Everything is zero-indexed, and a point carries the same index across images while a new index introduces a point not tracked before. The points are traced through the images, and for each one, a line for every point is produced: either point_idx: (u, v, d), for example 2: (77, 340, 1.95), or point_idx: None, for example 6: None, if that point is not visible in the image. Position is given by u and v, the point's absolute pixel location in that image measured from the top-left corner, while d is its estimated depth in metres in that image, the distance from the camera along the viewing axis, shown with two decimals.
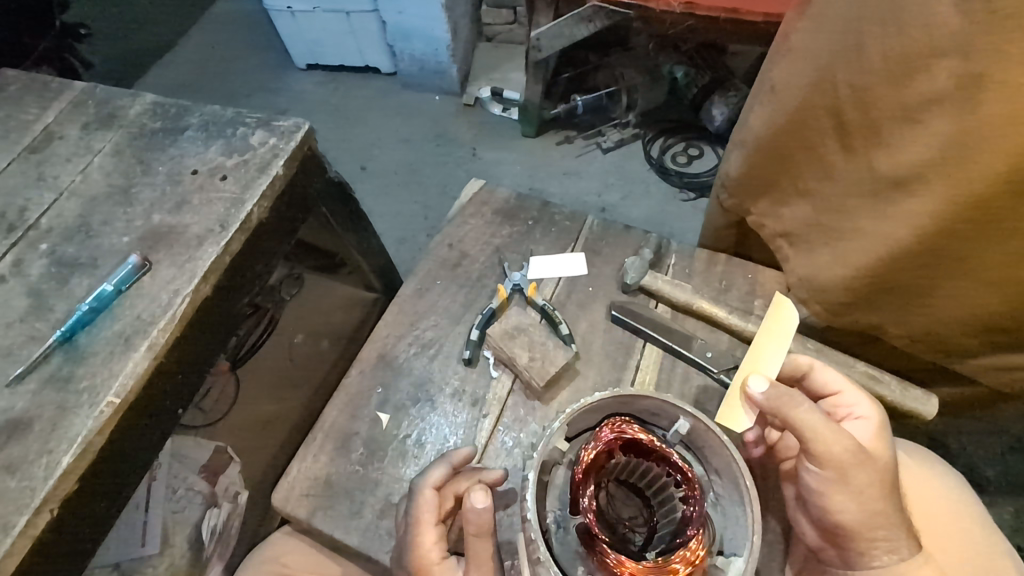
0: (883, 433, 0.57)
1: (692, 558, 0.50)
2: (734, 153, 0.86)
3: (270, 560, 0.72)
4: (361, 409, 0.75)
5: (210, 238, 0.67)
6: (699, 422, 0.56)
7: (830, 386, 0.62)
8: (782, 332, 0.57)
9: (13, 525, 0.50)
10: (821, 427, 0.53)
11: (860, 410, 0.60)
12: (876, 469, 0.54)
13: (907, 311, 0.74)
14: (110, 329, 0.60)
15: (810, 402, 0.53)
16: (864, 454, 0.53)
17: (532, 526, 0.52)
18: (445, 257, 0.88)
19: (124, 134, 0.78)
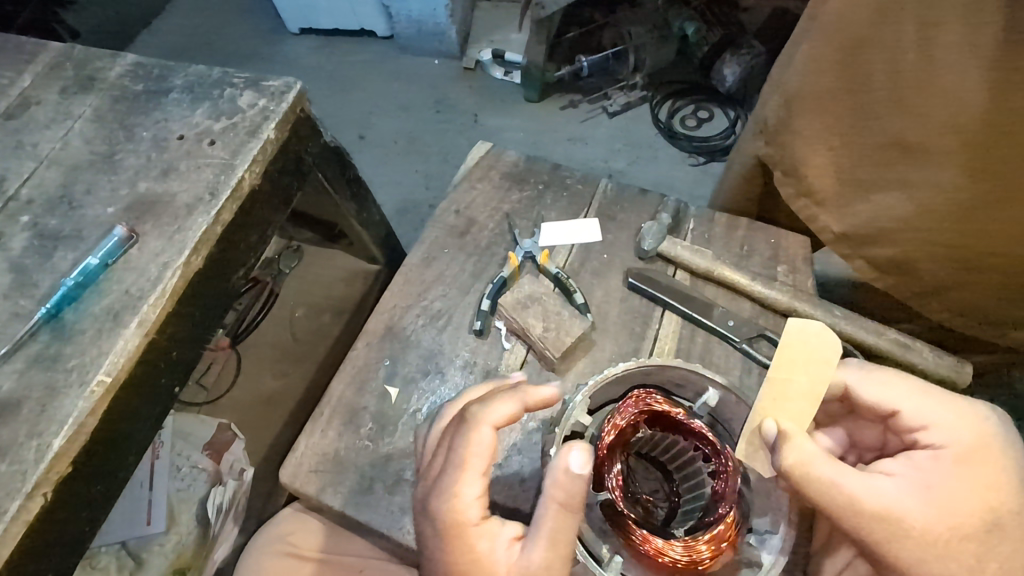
0: (954, 470, 0.48)
1: (725, 536, 0.48)
2: (773, 98, 0.80)
3: (276, 539, 0.68)
4: (369, 383, 0.72)
5: (200, 207, 0.63)
6: (730, 394, 0.54)
7: (881, 404, 0.52)
8: (811, 363, 0.47)
9: (5, 510, 0.48)
10: (845, 493, 0.46)
11: (930, 433, 0.50)
12: (938, 534, 0.46)
13: (952, 269, 0.75)
14: (99, 305, 0.57)
15: (828, 468, 0.47)
16: (906, 524, 0.46)
17: None
18: (453, 224, 0.84)
19: (105, 97, 0.73)
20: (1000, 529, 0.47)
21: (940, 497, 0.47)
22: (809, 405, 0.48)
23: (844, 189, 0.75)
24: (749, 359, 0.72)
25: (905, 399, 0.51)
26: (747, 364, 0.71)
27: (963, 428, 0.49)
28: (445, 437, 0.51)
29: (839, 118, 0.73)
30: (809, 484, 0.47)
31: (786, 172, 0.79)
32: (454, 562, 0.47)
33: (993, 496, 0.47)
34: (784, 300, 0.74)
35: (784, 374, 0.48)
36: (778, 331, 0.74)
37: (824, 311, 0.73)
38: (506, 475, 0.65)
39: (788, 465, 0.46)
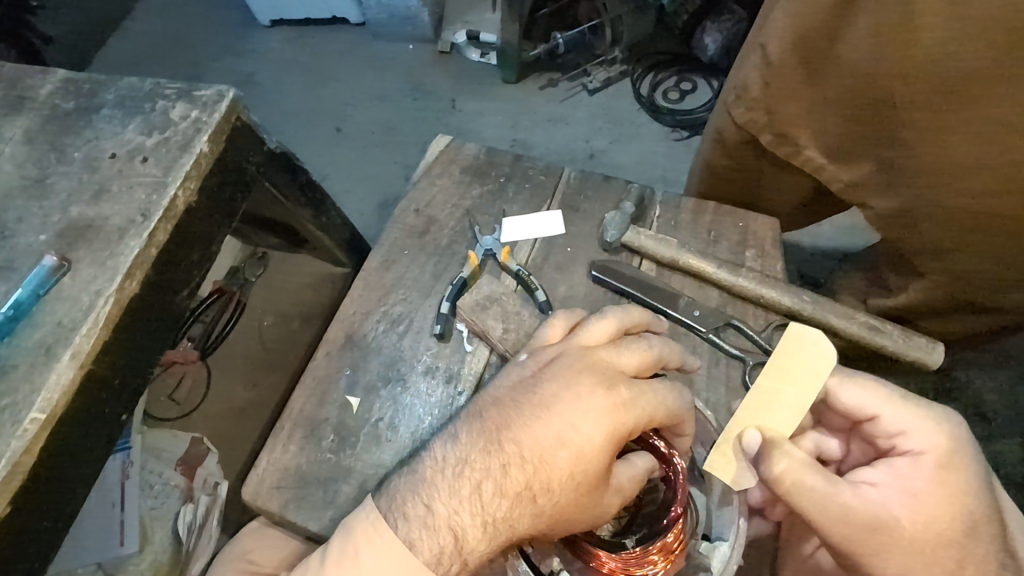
0: (937, 476, 0.46)
1: (667, 546, 0.51)
2: (752, 58, 0.75)
3: (237, 558, 0.68)
4: (330, 393, 0.69)
5: (133, 229, 0.61)
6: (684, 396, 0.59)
7: (857, 410, 0.50)
8: (807, 378, 0.48)
9: None
10: (835, 504, 0.44)
11: (908, 439, 0.48)
12: (924, 539, 0.44)
13: (952, 234, 0.70)
14: (32, 338, 0.55)
15: (811, 472, 0.45)
16: (891, 534, 0.44)
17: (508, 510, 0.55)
18: (413, 224, 0.81)
19: (35, 117, 0.70)
20: (979, 532, 0.45)
21: (924, 505, 0.45)
22: (795, 418, 0.48)
23: (839, 142, 0.74)
24: (716, 349, 0.69)
25: (883, 404, 0.49)
26: (714, 353, 0.69)
27: (939, 431, 0.47)
28: (647, 348, 0.56)
29: (825, 78, 0.70)
30: (794, 494, 0.45)
31: (778, 133, 0.77)
32: (609, 434, 0.49)
33: (974, 499, 0.45)
34: (751, 287, 0.71)
35: (774, 384, 0.49)
36: (746, 319, 0.71)
37: (791, 296, 0.70)
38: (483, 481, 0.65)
39: (777, 474, 0.45)
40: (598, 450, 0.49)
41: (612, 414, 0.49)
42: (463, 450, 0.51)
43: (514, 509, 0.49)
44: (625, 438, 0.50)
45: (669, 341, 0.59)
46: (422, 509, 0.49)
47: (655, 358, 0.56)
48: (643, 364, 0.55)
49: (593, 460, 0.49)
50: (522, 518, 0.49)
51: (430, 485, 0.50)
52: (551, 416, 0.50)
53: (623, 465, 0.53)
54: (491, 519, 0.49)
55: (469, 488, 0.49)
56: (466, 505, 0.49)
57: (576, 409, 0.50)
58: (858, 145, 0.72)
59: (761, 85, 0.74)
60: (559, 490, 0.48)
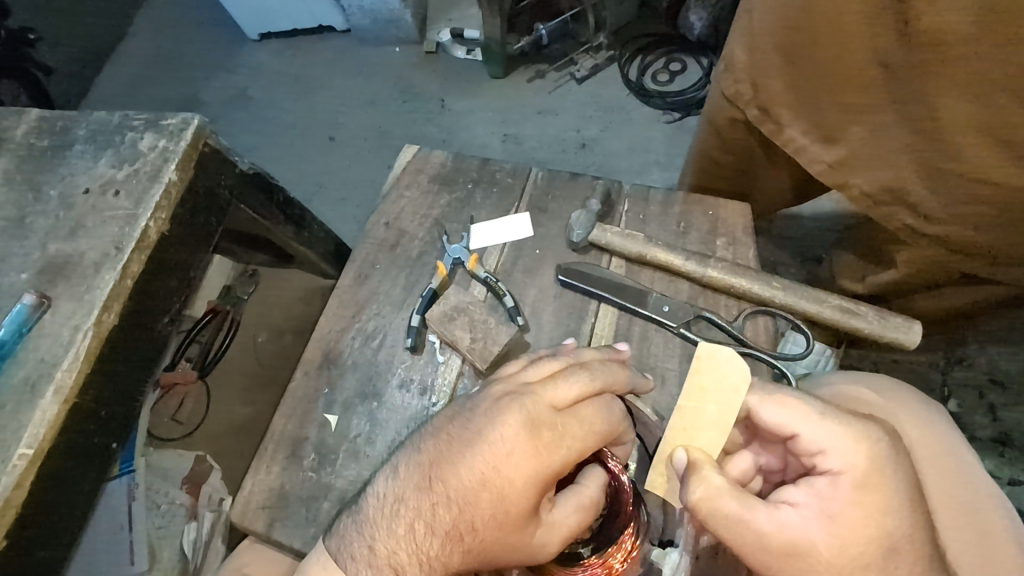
0: (856, 497, 0.44)
1: (625, 553, 0.54)
2: (738, 38, 0.75)
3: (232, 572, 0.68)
4: (310, 413, 0.70)
5: (107, 262, 0.62)
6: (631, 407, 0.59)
7: (778, 428, 0.48)
8: (726, 396, 0.48)
9: None
10: (744, 530, 0.44)
11: (827, 458, 0.46)
12: (841, 564, 0.43)
13: (950, 203, 0.66)
14: (16, 376, 0.57)
15: (726, 497, 0.45)
16: (809, 560, 0.44)
17: None
18: (383, 237, 0.80)
19: (13, 158, 0.72)
20: (901, 555, 0.43)
21: (842, 527, 0.44)
22: (720, 436, 0.48)
23: (819, 121, 0.70)
24: (689, 344, 0.69)
25: (802, 421, 0.47)
26: (687, 348, 0.68)
27: (860, 449, 0.45)
28: (588, 378, 0.54)
29: (802, 47, 0.67)
30: (705, 516, 0.45)
31: (763, 108, 0.75)
32: (531, 479, 0.49)
33: (895, 519, 0.44)
34: (720, 277, 0.70)
35: (695, 403, 0.49)
36: (718, 310, 0.71)
37: (762, 284, 0.69)
38: None
39: (694, 501, 0.45)
40: (518, 491, 0.49)
41: (532, 459, 0.49)
42: (401, 487, 0.51)
43: (445, 547, 0.49)
44: (553, 479, 0.50)
45: (619, 368, 0.56)
46: (367, 550, 0.49)
47: (597, 390, 0.54)
48: (583, 395, 0.53)
49: (515, 502, 0.49)
50: (454, 557, 0.49)
51: (373, 525, 0.50)
52: (478, 457, 0.50)
53: (570, 493, 0.53)
54: (426, 557, 0.49)
55: (405, 527, 0.49)
56: (403, 543, 0.49)
57: (499, 452, 0.49)
58: (843, 114, 0.68)
59: (747, 53, 0.73)
60: (484, 529, 0.49)
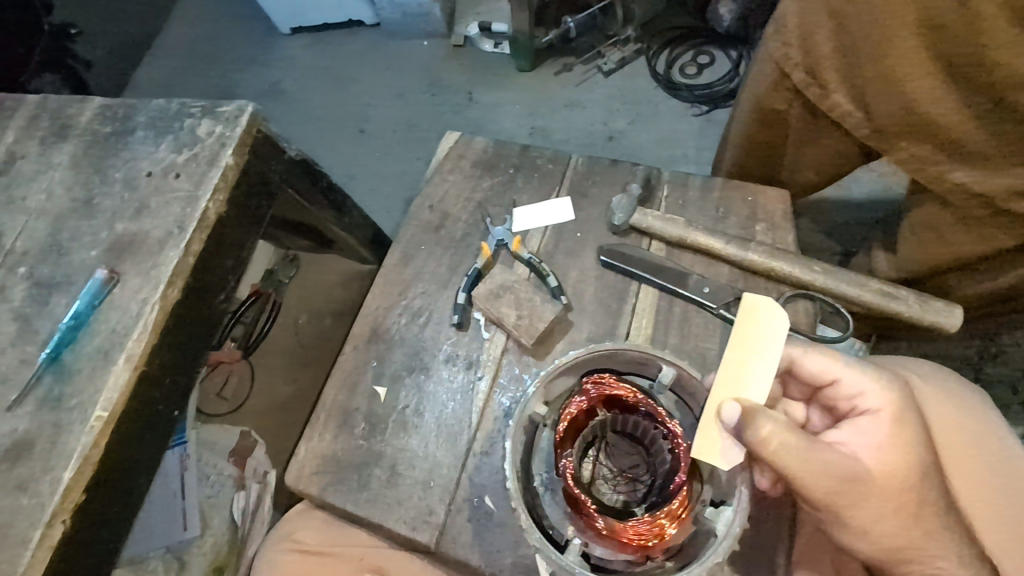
0: (894, 429, 0.52)
1: (676, 512, 0.52)
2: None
3: (285, 537, 0.73)
4: (358, 384, 0.75)
5: (171, 241, 0.66)
6: (682, 369, 0.57)
7: (822, 374, 0.56)
8: (767, 343, 0.51)
9: (29, 538, 0.53)
10: (811, 463, 0.48)
11: (866, 399, 0.54)
12: (889, 486, 0.50)
13: (1001, 157, 0.66)
14: (90, 345, 0.61)
15: (789, 428, 0.48)
16: (865, 489, 0.49)
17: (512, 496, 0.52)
18: (427, 220, 0.84)
19: (80, 143, 0.76)
20: (932, 478, 0.51)
21: (887, 455, 0.51)
22: (766, 383, 0.50)
23: (864, 89, 0.70)
24: (728, 324, 0.71)
25: (841, 369, 0.55)
26: (727, 328, 0.71)
27: (890, 391, 0.54)
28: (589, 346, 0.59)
29: (856, 14, 0.66)
30: (773, 455, 0.47)
31: (810, 75, 0.74)
32: None
33: (924, 448, 0.52)
34: (761, 260, 0.72)
35: (739, 354, 0.52)
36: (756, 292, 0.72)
37: (804, 267, 0.71)
38: (479, 440, 0.70)
39: (766, 438, 0.47)
40: None
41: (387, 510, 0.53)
42: None
43: None
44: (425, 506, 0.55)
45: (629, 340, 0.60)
46: None
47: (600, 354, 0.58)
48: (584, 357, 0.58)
49: None
50: None
51: None
52: None
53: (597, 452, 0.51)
54: None
55: None
56: None
57: None
58: (885, 82, 0.68)
59: (798, 16, 0.72)
60: None
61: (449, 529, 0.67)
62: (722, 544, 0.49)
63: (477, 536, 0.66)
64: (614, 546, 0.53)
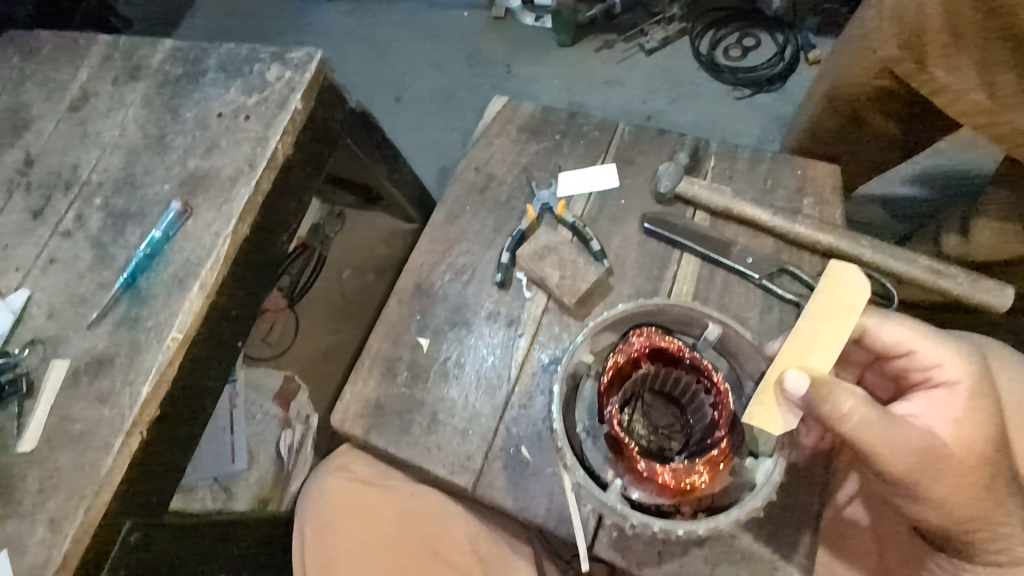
0: (969, 402, 0.54)
1: (717, 459, 0.51)
2: None
3: (337, 469, 0.79)
4: (403, 335, 0.75)
5: (242, 178, 0.69)
6: (730, 327, 0.57)
7: (897, 346, 0.56)
8: (843, 314, 0.51)
9: (111, 445, 0.58)
10: (893, 436, 0.49)
11: (943, 371, 0.55)
12: (964, 459, 0.52)
13: None
14: (166, 272, 0.64)
15: (869, 403, 0.48)
16: (943, 463, 0.51)
17: (559, 435, 0.55)
18: (473, 181, 0.84)
19: (151, 83, 0.79)
20: (1002, 449, 0.53)
21: (961, 430, 0.53)
22: (834, 353, 0.50)
23: (974, 62, 0.72)
24: (768, 295, 0.71)
25: (919, 342, 0.56)
26: (768, 300, 0.71)
27: (964, 366, 0.55)
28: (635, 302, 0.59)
29: None
30: (859, 431, 0.48)
31: (907, 49, 0.75)
32: None
33: (996, 422, 0.54)
34: (807, 234, 0.72)
35: (815, 323, 0.51)
36: (802, 265, 0.73)
37: (850, 242, 0.71)
38: (524, 386, 0.71)
39: (849, 410, 0.48)
40: None
41: None
42: None
43: None
44: None
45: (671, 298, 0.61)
46: None
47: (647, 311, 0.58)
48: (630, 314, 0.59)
49: None
50: None
51: None
52: None
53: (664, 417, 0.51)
54: None
55: None
56: None
57: None
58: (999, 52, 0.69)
59: None
60: None
61: (486, 474, 0.67)
62: (762, 490, 0.51)
63: (514, 483, 0.67)
64: (652, 490, 0.52)
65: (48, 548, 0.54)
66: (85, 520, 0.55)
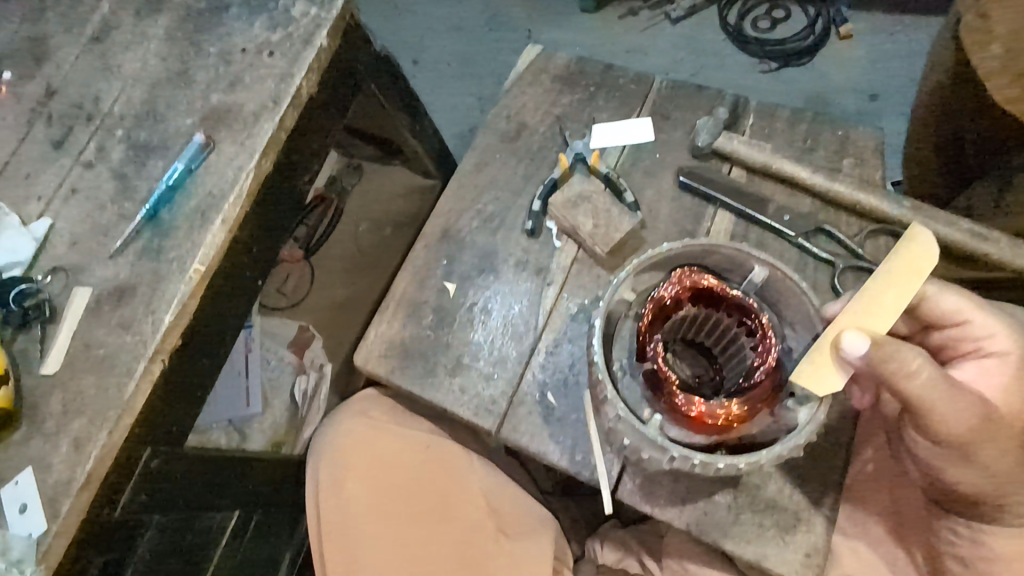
0: (1016, 371, 0.56)
1: (753, 397, 0.52)
2: None
3: (356, 413, 0.80)
4: (429, 277, 0.75)
5: (266, 113, 0.67)
6: (776, 269, 0.58)
7: (954, 314, 0.57)
8: (909, 279, 0.49)
9: (134, 370, 0.58)
10: (953, 405, 0.51)
11: (994, 342, 0.57)
12: (1012, 426, 0.55)
13: None
14: (188, 205, 0.64)
15: (929, 371, 0.50)
16: (995, 431, 0.53)
17: (600, 368, 0.56)
18: (505, 129, 0.83)
19: (173, 15, 0.77)
20: None
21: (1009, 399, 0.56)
22: (892, 318, 0.49)
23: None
24: (804, 254, 0.72)
25: (975, 313, 0.57)
26: (803, 256, 0.72)
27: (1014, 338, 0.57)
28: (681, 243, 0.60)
29: None
30: (925, 394, 0.50)
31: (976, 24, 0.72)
32: None
33: None
34: (846, 192, 0.73)
35: (880, 286, 0.49)
36: (839, 224, 0.74)
37: (890, 203, 0.72)
38: (548, 335, 0.71)
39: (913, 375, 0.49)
40: None
41: None
42: None
43: None
44: None
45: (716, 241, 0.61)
46: None
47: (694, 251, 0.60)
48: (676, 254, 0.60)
49: None
50: None
51: None
52: None
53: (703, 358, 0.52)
54: None
55: None
56: None
57: None
58: None
59: None
60: None
61: (511, 418, 0.69)
62: (805, 428, 0.52)
63: (537, 425, 0.68)
64: (691, 426, 0.54)
65: (71, 467, 0.55)
66: (106, 443, 0.56)
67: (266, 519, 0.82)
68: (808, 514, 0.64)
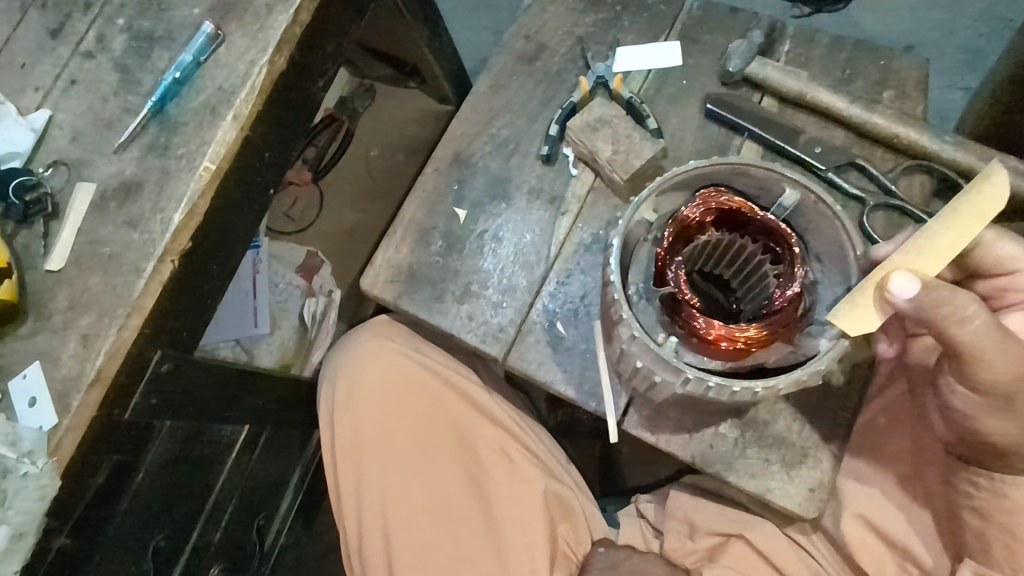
0: None
1: (776, 322, 0.50)
2: None
3: (377, 333, 0.78)
4: (438, 206, 0.72)
5: (279, 5, 0.62)
6: (810, 193, 0.55)
7: (1007, 262, 0.56)
8: (969, 222, 0.44)
9: (143, 269, 0.56)
10: (1000, 349, 0.50)
11: None
12: None
13: None
14: (196, 100, 0.60)
15: (975, 311, 0.48)
16: None
17: (616, 289, 0.54)
18: (522, 50, 0.78)
19: None
20: None
21: None
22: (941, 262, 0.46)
23: None
24: (834, 189, 0.69)
25: None
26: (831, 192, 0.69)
27: None
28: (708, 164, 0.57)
29: None
30: (970, 335, 0.49)
31: None
32: None
33: None
34: (883, 125, 0.70)
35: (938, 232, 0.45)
36: (873, 160, 0.71)
37: (930, 136, 0.69)
38: (564, 262, 0.69)
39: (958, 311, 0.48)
40: None
41: None
42: None
43: None
44: None
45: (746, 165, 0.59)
46: None
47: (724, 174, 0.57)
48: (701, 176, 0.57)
49: None
50: None
51: None
52: None
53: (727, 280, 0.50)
54: None
55: None
56: None
57: None
58: None
59: None
60: None
61: (519, 346, 0.68)
62: (828, 353, 0.51)
63: (547, 354, 0.67)
64: (707, 350, 0.53)
65: (81, 362, 0.54)
66: (118, 339, 0.54)
67: (275, 437, 0.82)
68: (815, 451, 0.64)
